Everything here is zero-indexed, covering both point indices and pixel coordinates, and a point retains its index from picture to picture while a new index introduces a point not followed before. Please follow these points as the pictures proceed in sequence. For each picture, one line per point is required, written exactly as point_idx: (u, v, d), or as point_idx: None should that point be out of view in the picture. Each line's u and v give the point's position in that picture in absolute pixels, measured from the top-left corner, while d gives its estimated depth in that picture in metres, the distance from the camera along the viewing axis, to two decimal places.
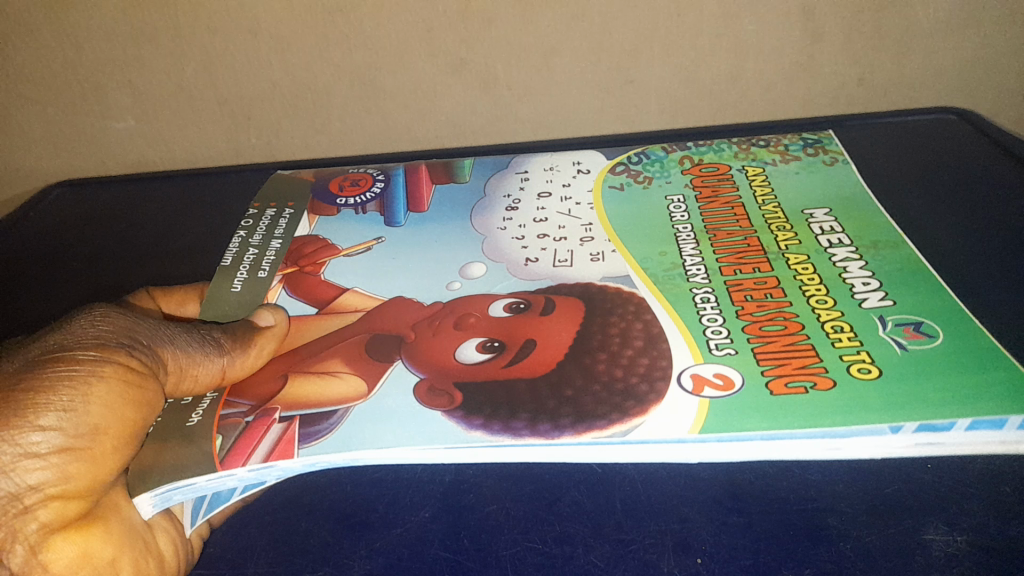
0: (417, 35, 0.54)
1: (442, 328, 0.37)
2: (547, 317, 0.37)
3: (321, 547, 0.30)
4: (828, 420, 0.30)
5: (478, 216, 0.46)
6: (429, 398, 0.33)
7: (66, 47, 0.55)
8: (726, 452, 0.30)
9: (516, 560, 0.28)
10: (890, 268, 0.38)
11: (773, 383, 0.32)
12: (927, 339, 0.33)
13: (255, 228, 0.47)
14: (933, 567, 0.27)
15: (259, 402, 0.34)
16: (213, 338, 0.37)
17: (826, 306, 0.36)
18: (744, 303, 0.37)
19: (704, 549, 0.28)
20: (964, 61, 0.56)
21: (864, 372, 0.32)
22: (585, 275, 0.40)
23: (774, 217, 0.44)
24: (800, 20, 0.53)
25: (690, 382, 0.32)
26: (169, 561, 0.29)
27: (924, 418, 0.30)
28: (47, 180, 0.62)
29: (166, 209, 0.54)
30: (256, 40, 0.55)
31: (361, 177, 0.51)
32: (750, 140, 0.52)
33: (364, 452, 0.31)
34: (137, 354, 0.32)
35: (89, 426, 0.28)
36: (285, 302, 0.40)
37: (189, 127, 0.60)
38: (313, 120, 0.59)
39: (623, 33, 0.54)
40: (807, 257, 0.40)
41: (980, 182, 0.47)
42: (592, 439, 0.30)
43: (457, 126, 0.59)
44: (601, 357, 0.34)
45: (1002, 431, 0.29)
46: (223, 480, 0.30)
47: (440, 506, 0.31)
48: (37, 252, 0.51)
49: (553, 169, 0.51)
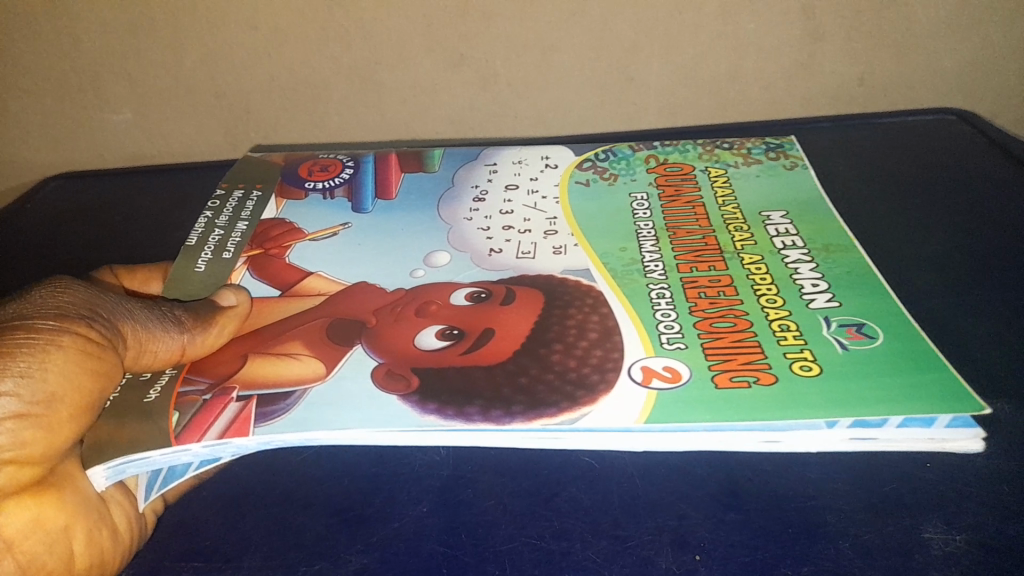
0: (418, 31, 0.54)
1: (403, 316, 0.37)
2: (507, 308, 0.37)
3: (315, 541, 0.30)
4: (769, 413, 0.31)
5: (444, 205, 0.47)
6: (386, 382, 0.34)
7: (63, 38, 0.55)
8: (669, 442, 0.31)
9: (514, 556, 0.28)
10: (839, 271, 0.39)
11: (718, 377, 0.33)
12: (868, 339, 0.34)
13: (222, 210, 0.47)
14: (932, 565, 0.27)
15: (218, 381, 0.34)
16: (174, 315, 0.37)
17: (775, 305, 0.37)
18: (698, 299, 0.37)
19: (701, 546, 0.28)
20: (965, 62, 0.56)
21: (805, 369, 0.33)
22: (547, 267, 0.40)
23: (731, 217, 0.44)
24: (801, 20, 0.53)
25: (640, 374, 0.33)
26: (122, 533, 0.29)
27: (860, 413, 0.31)
28: (45, 173, 0.62)
29: (162, 201, 0.54)
30: (255, 33, 0.55)
31: (331, 164, 0.51)
32: (715, 142, 0.52)
33: (317, 432, 0.31)
34: (96, 326, 0.32)
35: (46, 393, 0.28)
36: (250, 284, 0.41)
37: (186, 121, 0.60)
38: (310, 112, 0.59)
39: (623, 30, 0.54)
40: (761, 258, 0.40)
41: (977, 180, 0.47)
42: (541, 427, 0.31)
43: (456, 122, 0.59)
44: (556, 348, 0.35)
45: (931, 429, 0.30)
46: (177, 455, 0.31)
47: (438, 501, 0.31)
48: (32, 242, 0.51)
49: (521, 163, 0.51)
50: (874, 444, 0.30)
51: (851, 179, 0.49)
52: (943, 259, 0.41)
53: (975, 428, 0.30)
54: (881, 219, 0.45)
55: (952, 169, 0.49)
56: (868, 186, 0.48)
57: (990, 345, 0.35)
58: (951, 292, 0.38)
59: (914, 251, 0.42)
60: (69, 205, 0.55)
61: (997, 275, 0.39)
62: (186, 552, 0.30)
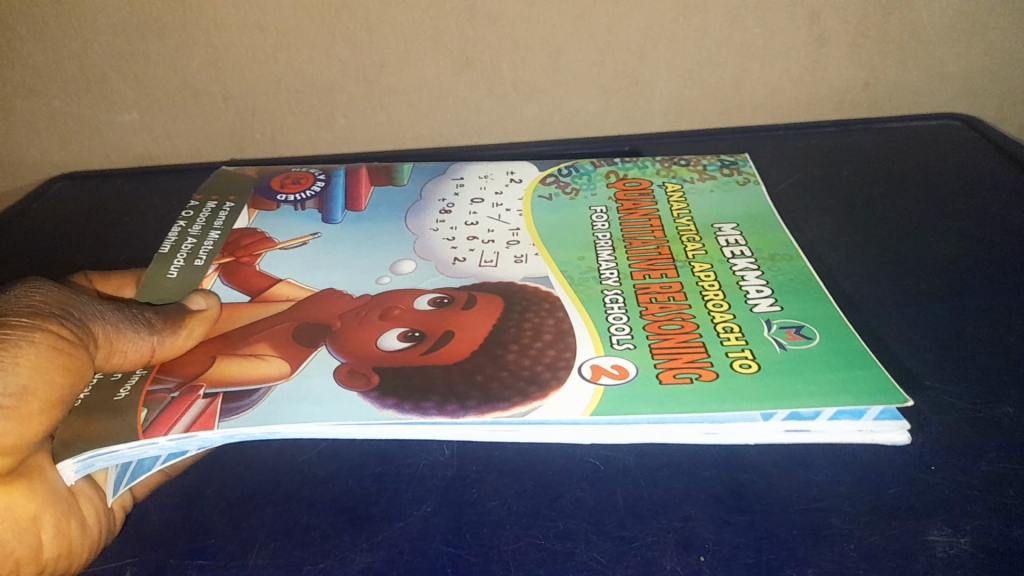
0: (424, 33, 0.54)
1: (367, 319, 0.38)
2: (467, 311, 0.38)
3: (321, 540, 0.30)
4: (707, 407, 0.32)
5: (412, 217, 0.46)
6: (349, 380, 0.34)
7: (72, 38, 0.55)
8: (616, 433, 0.31)
9: (518, 556, 0.29)
10: (783, 278, 0.39)
11: (663, 374, 0.33)
12: (805, 340, 0.35)
13: (194, 220, 0.47)
14: (936, 567, 0.27)
15: (186, 380, 0.35)
16: (145, 318, 0.37)
17: (721, 309, 0.37)
18: (648, 304, 0.38)
19: (706, 547, 0.28)
20: (972, 67, 0.56)
21: (745, 367, 0.33)
22: (507, 275, 0.40)
23: (686, 230, 0.44)
24: (806, 25, 0.53)
25: (588, 372, 0.34)
26: (92, 526, 0.30)
27: (793, 407, 0.31)
28: (51, 172, 0.62)
29: (172, 200, 0.55)
30: (263, 35, 0.55)
31: (302, 177, 0.51)
32: (671, 158, 0.52)
33: (281, 425, 0.32)
34: (68, 325, 0.33)
35: (17, 386, 0.29)
36: (219, 289, 0.41)
37: (192, 122, 0.60)
38: (318, 115, 0.59)
39: (630, 34, 0.54)
40: (711, 266, 0.40)
41: (977, 185, 0.48)
42: (493, 420, 0.32)
43: (462, 126, 0.60)
44: (511, 348, 0.35)
45: (859, 420, 0.31)
46: (144, 448, 0.31)
47: (442, 502, 0.31)
48: (37, 245, 0.51)
49: (488, 177, 0.51)
50: (808, 436, 0.31)
51: (856, 182, 0.49)
52: (945, 266, 0.41)
53: (900, 420, 0.31)
54: (885, 226, 0.45)
55: (954, 175, 0.49)
56: (870, 190, 0.48)
57: (985, 349, 0.35)
58: (952, 297, 0.39)
59: (917, 257, 0.42)
60: (79, 205, 0.55)
61: (998, 277, 0.40)
62: (191, 550, 0.30)
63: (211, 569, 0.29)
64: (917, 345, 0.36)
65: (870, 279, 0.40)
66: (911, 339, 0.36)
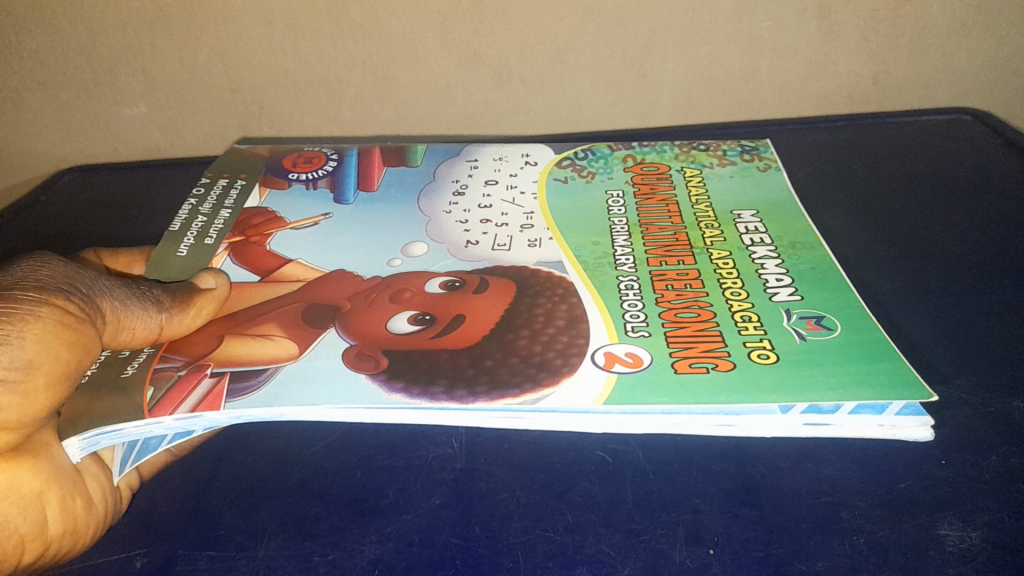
0: (431, 26, 0.54)
1: (378, 301, 0.38)
2: (479, 296, 0.38)
3: (331, 532, 0.30)
4: (723, 398, 0.31)
5: (425, 199, 0.47)
6: (356, 363, 0.34)
7: (80, 31, 0.55)
8: (627, 423, 0.31)
9: (527, 547, 0.29)
10: (803, 267, 0.39)
11: (678, 363, 0.33)
12: (826, 331, 0.34)
13: (205, 198, 0.47)
14: (948, 563, 0.27)
15: (193, 359, 0.35)
16: (153, 295, 0.37)
17: (739, 297, 0.37)
18: (664, 291, 0.37)
19: (715, 540, 0.28)
20: (982, 61, 0.55)
21: (763, 358, 0.33)
22: (520, 259, 0.40)
23: (704, 216, 0.44)
24: (816, 18, 0.53)
25: (602, 359, 0.33)
26: (97, 504, 0.30)
27: (814, 399, 0.31)
28: (58, 165, 0.62)
29: (179, 193, 0.55)
30: (270, 28, 0.55)
31: (314, 156, 0.51)
32: (692, 143, 0.52)
33: (288, 407, 0.32)
34: (76, 300, 0.33)
35: (23, 360, 0.29)
36: (230, 268, 0.41)
37: (200, 115, 0.60)
38: (326, 108, 0.59)
39: (639, 28, 0.54)
40: (729, 254, 0.40)
41: (990, 179, 0.47)
42: (503, 406, 0.32)
43: (469, 119, 0.60)
44: (523, 333, 0.35)
45: (881, 415, 0.30)
46: (149, 428, 0.31)
47: (451, 494, 0.31)
48: (43, 234, 0.52)
49: (502, 160, 0.51)
50: (829, 430, 0.30)
51: (867, 175, 0.49)
52: (957, 260, 0.41)
53: (924, 416, 0.30)
54: (897, 220, 0.44)
55: (964, 169, 0.49)
56: (884, 184, 0.48)
57: (998, 344, 0.35)
58: (964, 290, 0.38)
59: (929, 251, 0.42)
60: (86, 196, 0.56)
61: (1009, 271, 0.40)
62: (202, 540, 0.30)
63: (221, 560, 0.29)
64: (928, 338, 0.36)
65: (880, 272, 0.40)
66: (922, 331, 0.36)
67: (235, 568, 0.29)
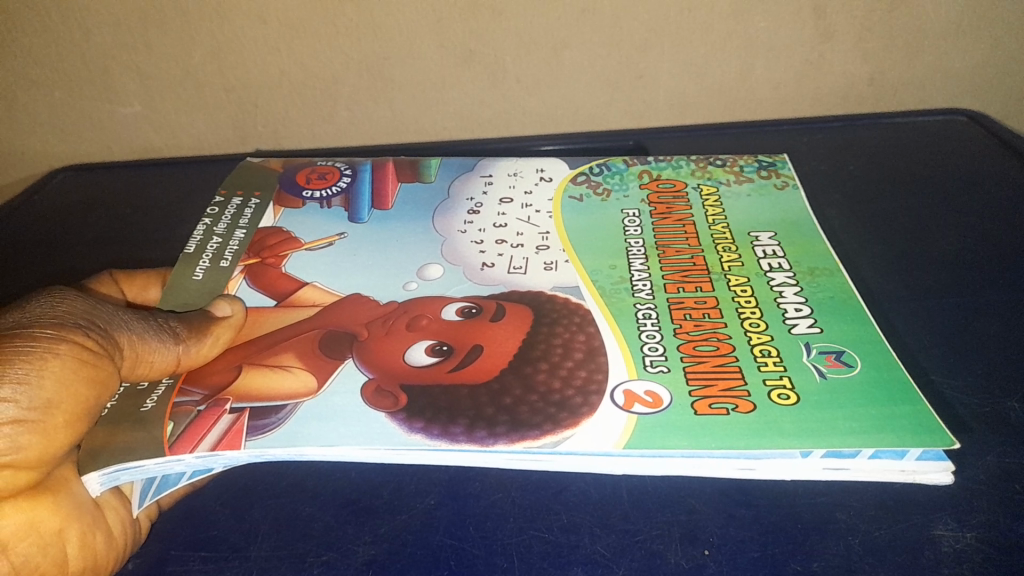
0: (429, 26, 0.54)
1: (395, 329, 0.37)
2: (496, 323, 0.37)
3: (323, 531, 0.30)
4: (742, 441, 0.30)
5: (439, 217, 0.46)
6: (373, 399, 0.33)
7: (74, 31, 0.55)
8: (648, 468, 0.30)
9: (522, 548, 0.29)
10: (823, 296, 0.38)
11: (698, 404, 0.32)
12: (847, 368, 0.33)
13: (220, 217, 0.47)
14: (943, 563, 0.27)
15: (212, 393, 0.34)
16: (170, 326, 0.36)
17: (758, 329, 0.36)
18: (682, 321, 0.36)
19: (710, 540, 0.28)
20: (976, 63, 0.56)
21: (783, 399, 0.32)
22: (536, 283, 0.40)
23: (721, 238, 0.43)
24: (812, 19, 0.53)
25: (622, 398, 0.32)
26: (117, 537, 0.30)
27: (833, 443, 0.30)
28: (51, 163, 0.62)
29: (176, 195, 0.54)
30: (266, 27, 0.55)
31: (327, 170, 0.51)
32: (708, 158, 0.51)
33: (308, 448, 0.31)
34: (93, 334, 0.32)
35: (43, 400, 0.28)
36: (246, 294, 0.40)
37: (196, 115, 0.60)
38: (322, 108, 0.59)
39: (635, 27, 0.54)
40: (747, 280, 0.39)
41: (986, 180, 0.48)
42: (525, 449, 0.30)
43: (466, 120, 0.60)
44: (541, 367, 0.34)
45: (902, 460, 0.29)
46: (170, 464, 0.31)
47: (446, 493, 0.31)
48: (38, 235, 0.51)
49: (516, 175, 0.50)
50: (845, 474, 0.29)
51: (867, 178, 0.49)
52: (962, 263, 0.41)
53: (945, 461, 0.29)
54: (898, 221, 0.45)
55: (963, 171, 0.49)
56: (883, 186, 0.48)
57: (997, 346, 0.35)
58: (968, 294, 0.38)
59: (934, 255, 0.42)
60: (82, 196, 0.56)
61: (1013, 275, 0.39)
62: (195, 541, 0.30)
63: (214, 561, 0.29)
64: (923, 339, 0.36)
65: (891, 281, 0.40)
66: (929, 338, 0.36)
67: (228, 568, 0.29)
